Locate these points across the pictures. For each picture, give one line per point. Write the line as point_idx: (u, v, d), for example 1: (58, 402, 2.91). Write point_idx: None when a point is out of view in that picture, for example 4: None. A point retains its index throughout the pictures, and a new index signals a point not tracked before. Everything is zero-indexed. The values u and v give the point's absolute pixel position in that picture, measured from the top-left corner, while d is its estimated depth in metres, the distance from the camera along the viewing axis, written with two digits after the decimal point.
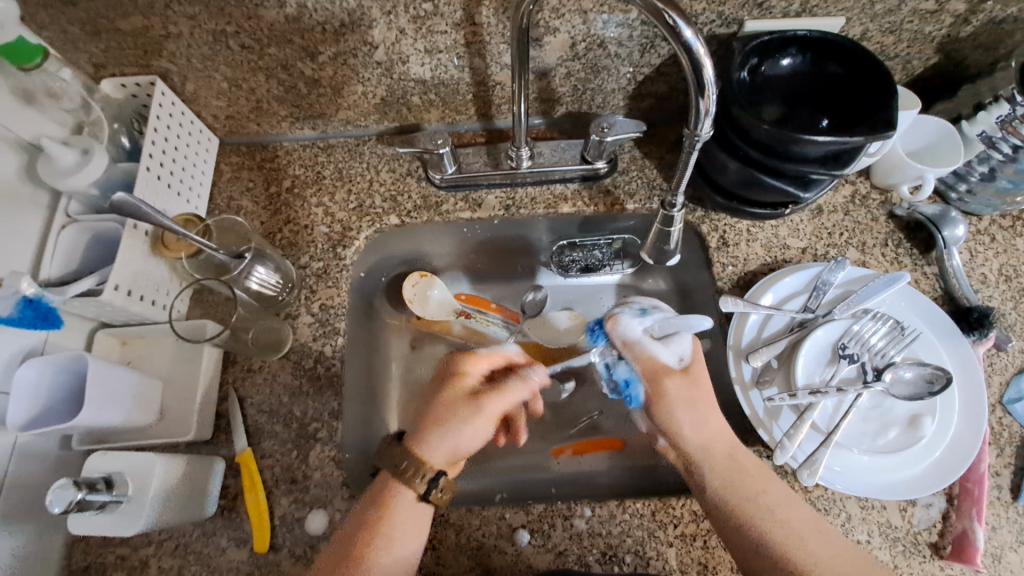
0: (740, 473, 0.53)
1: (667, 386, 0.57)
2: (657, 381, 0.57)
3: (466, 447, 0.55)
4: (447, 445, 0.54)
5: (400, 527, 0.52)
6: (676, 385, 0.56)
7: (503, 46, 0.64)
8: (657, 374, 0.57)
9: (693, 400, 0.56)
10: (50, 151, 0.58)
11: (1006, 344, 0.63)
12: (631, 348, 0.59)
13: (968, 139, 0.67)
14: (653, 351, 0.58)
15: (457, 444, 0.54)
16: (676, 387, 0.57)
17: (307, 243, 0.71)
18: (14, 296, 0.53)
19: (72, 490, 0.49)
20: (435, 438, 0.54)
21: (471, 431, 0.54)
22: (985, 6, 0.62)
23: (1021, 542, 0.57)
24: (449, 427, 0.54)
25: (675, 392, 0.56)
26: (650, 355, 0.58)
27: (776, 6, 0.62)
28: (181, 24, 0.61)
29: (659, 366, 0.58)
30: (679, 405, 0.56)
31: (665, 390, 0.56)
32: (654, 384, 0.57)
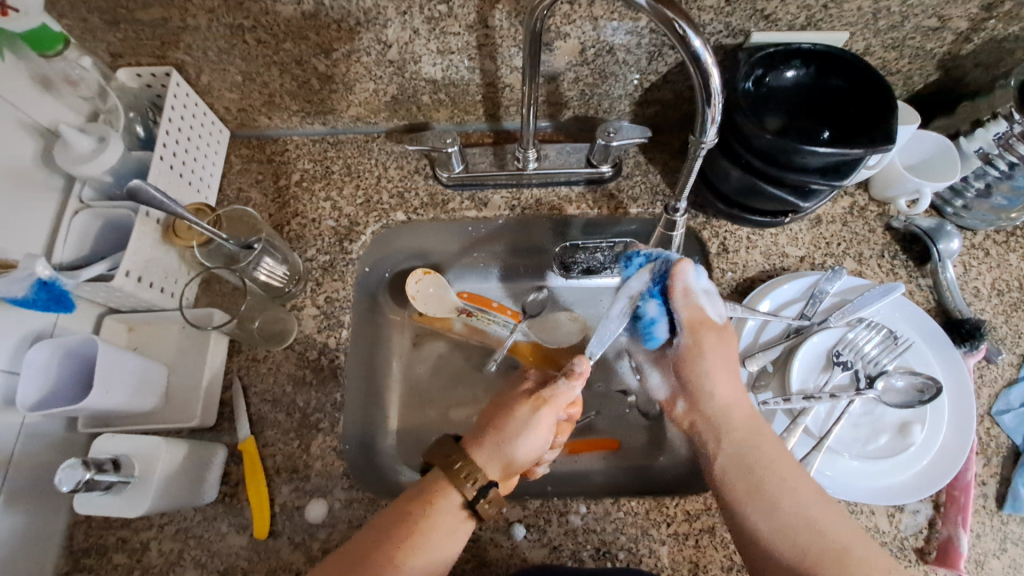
0: (754, 447, 0.54)
1: (705, 336, 0.59)
2: (699, 333, 0.59)
3: (522, 453, 0.54)
4: (507, 447, 0.54)
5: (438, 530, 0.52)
6: (714, 342, 0.59)
7: (514, 49, 0.66)
8: (702, 325, 0.59)
9: (722, 353, 0.58)
10: (67, 137, 0.59)
11: (996, 356, 0.65)
12: (686, 297, 0.59)
13: (965, 154, 0.68)
14: (704, 304, 0.59)
15: (512, 446, 0.54)
16: (713, 342, 0.59)
17: (315, 236, 0.72)
18: (31, 278, 0.53)
19: (81, 470, 0.49)
20: (492, 442, 0.54)
21: (526, 438, 0.54)
22: (987, 25, 0.64)
23: (1004, 550, 0.58)
24: (511, 425, 0.54)
25: (711, 344, 0.59)
26: (700, 307, 0.59)
27: (782, 19, 0.63)
28: (200, 16, 0.62)
29: (702, 319, 0.59)
30: (705, 357, 0.58)
31: (703, 340, 0.58)
32: (693, 333, 0.59)
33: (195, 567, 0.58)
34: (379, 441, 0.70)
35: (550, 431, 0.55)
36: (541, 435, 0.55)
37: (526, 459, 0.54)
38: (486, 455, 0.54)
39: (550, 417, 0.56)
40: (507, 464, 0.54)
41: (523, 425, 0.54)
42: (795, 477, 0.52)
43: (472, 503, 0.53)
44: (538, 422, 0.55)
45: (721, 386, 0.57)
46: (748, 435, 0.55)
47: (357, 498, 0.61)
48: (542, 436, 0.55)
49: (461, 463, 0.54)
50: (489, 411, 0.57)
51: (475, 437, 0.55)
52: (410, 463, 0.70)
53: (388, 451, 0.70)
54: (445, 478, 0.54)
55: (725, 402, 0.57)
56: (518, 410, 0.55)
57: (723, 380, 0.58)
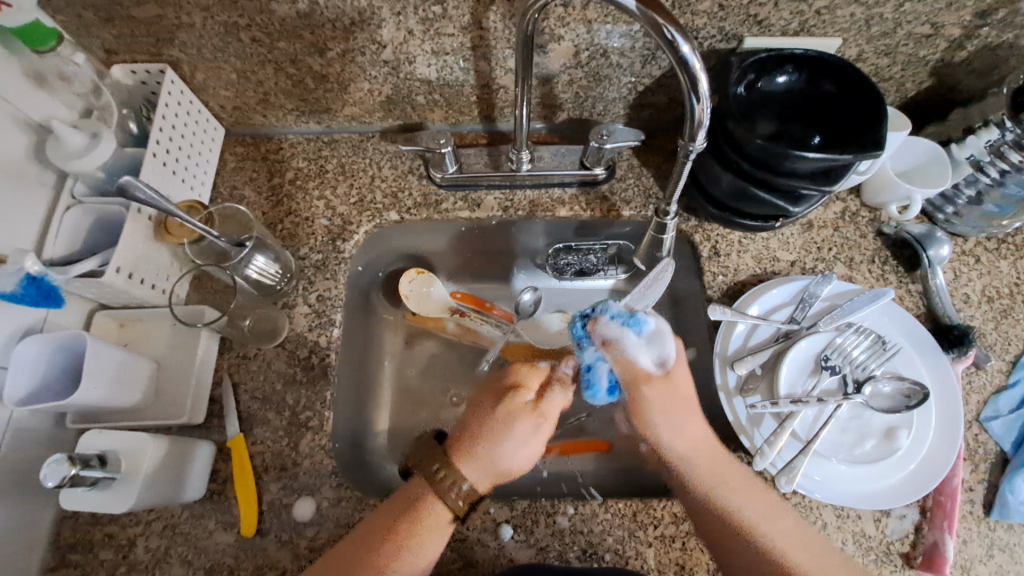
0: (722, 476, 0.55)
1: (646, 391, 0.56)
2: (637, 386, 0.56)
3: (517, 463, 0.54)
4: (495, 458, 0.53)
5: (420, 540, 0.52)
6: (659, 390, 0.56)
7: (508, 51, 0.66)
8: (636, 380, 0.56)
9: (676, 410, 0.56)
10: (60, 133, 0.59)
11: (985, 363, 0.65)
12: (611, 350, 0.56)
13: (957, 161, 0.69)
14: (633, 355, 0.56)
15: (501, 457, 0.53)
16: (660, 394, 0.56)
17: (307, 235, 0.72)
18: (19, 273, 0.54)
19: (65, 465, 0.50)
20: (488, 457, 0.53)
21: (518, 445, 0.54)
22: (980, 32, 0.64)
23: (992, 556, 0.59)
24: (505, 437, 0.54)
25: (653, 400, 0.56)
26: (629, 359, 0.56)
27: (775, 24, 0.63)
28: (195, 14, 0.62)
29: (638, 372, 0.56)
30: (659, 412, 0.56)
31: (644, 396, 0.56)
32: (632, 390, 0.56)
33: (181, 564, 0.58)
34: (370, 439, 0.70)
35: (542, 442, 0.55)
36: (534, 449, 0.55)
37: (515, 472, 0.55)
38: (475, 471, 0.53)
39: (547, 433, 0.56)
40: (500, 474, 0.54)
41: (521, 436, 0.54)
42: (747, 502, 0.54)
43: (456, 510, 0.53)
44: (536, 436, 0.55)
45: (676, 434, 0.56)
46: (710, 471, 0.55)
47: (345, 497, 0.61)
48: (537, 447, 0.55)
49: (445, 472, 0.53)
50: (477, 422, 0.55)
51: (466, 453, 0.53)
52: (400, 462, 0.70)
53: (378, 450, 0.70)
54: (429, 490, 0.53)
55: (681, 449, 0.56)
56: (520, 426, 0.54)
57: (681, 427, 0.56)
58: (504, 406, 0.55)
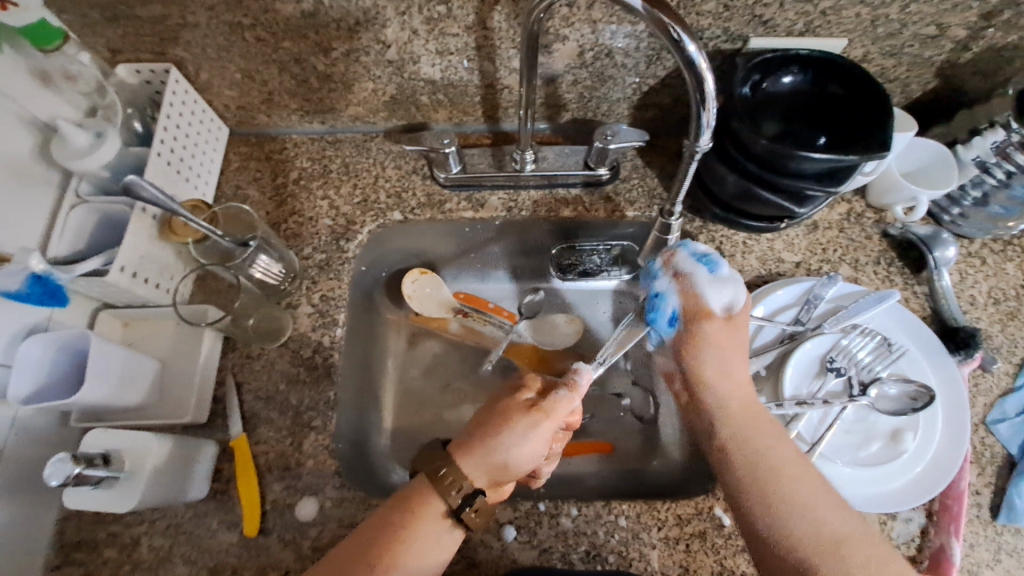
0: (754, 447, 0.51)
1: (704, 327, 0.56)
2: (696, 322, 0.57)
3: (516, 460, 0.52)
4: (489, 451, 0.52)
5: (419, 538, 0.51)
6: (719, 326, 0.56)
7: (513, 51, 0.66)
8: (698, 314, 0.57)
9: (729, 347, 0.56)
10: (65, 132, 0.60)
11: (991, 365, 0.65)
12: (680, 281, 0.58)
13: (962, 162, 0.69)
14: (705, 293, 0.57)
15: (497, 449, 0.53)
16: (718, 331, 0.56)
17: (311, 235, 0.72)
18: (25, 272, 0.54)
19: (70, 464, 0.49)
20: (482, 449, 0.53)
21: (514, 441, 0.53)
22: (985, 34, 0.64)
23: (998, 560, 0.58)
24: (503, 435, 0.53)
25: (714, 334, 0.56)
26: (697, 292, 0.57)
27: (780, 25, 0.63)
28: (199, 14, 0.62)
29: (705, 308, 0.56)
30: (713, 347, 0.56)
31: (702, 331, 0.56)
32: (691, 324, 0.57)
33: (184, 564, 0.58)
34: (373, 440, 0.70)
35: (547, 442, 0.54)
36: (530, 447, 0.53)
37: (515, 471, 0.53)
38: (472, 464, 0.52)
39: (547, 431, 0.54)
40: (502, 468, 0.53)
41: (518, 430, 0.53)
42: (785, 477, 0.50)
43: (457, 511, 0.51)
44: (536, 434, 0.54)
45: (724, 380, 0.55)
46: (756, 445, 0.52)
47: (348, 497, 0.60)
48: (540, 446, 0.54)
49: (446, 469, 0.53)
50: (481, 415, 0.56)
51: (464, 445, 0.53)
52: (403, 463, 0.70)
53: (381, 450, 0.70)
54: (428, 486, 0.52)
55: (728, 391, 0.54)
56: (517, 420, 0.54)
57: (729, 369, 0.55)
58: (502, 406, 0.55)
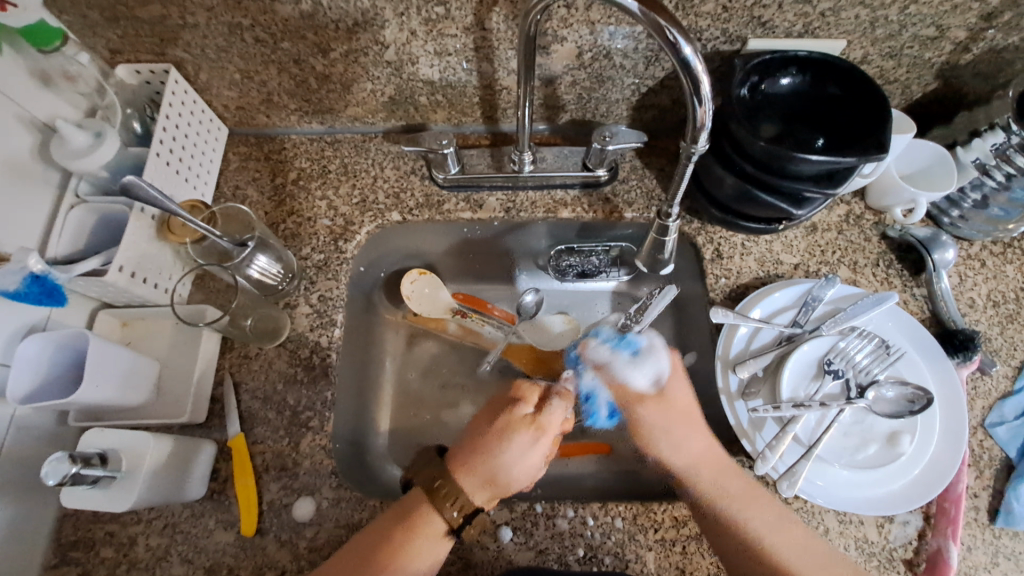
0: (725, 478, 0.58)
1: (643, 411, 0.63)
2: (633, 407, 0.63)
3: (513, 470, 0.55)
4: (491, 465, 0.54)
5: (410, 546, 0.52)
6: (652, 410, 0.62)
7: (511, 52, 0.66)
8: (632, 400, 0.64)
9: (675, 423, 0.62)
10: (64, 132, 0.60)
11: (991, 368, 0.64)
12: (602, 372, 0.65)
13: (962, 164, 0.68)
14: (628, 376, 0.64)
15: (498, 464, 0.54)
16: (656, 407, 0.62)
17: (310, 235, 0.72)
18: (23, 272, 0.54)
19: (67, 463, 0.50)
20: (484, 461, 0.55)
21: (514, 456, 0.55)
22: (986, 35, 0.64)
23: (996, 563, 0.58)
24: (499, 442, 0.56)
25: (652, 418, 0.62)
26: (624, 380, 0.64)
27: (779, 26, 0.63)
28: (199, 14, 0.62)
29: (634, 393, 0.64)
30: (661, 433, 0.62)
31: (642, 416, 0.63)
32: (629, 411, 0.64)
33: (181, 563, 0.59)
34: (370, 439, 0.70)
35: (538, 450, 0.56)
36: (531, 461, 0.56)
37: (515, 486, 0.55)
38: (472, 480, 0.54)
39: (547, 445, 0.57)
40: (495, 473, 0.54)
41: (518, 446, 0.56)
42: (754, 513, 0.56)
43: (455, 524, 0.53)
44: (532, 445, 0.56)
45: (676, 451, 0.60)
46: (719, 486, 0.57)
47: (345, 497, 0.61)
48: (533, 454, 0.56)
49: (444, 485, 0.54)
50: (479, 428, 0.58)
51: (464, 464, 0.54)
52: (401, 464, 0.70)
53: (378, 450, 0.70)
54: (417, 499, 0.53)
55: (687, 462, 0.59)
56: (518, 436, 0.56)
57: (681, 443, 0.61)
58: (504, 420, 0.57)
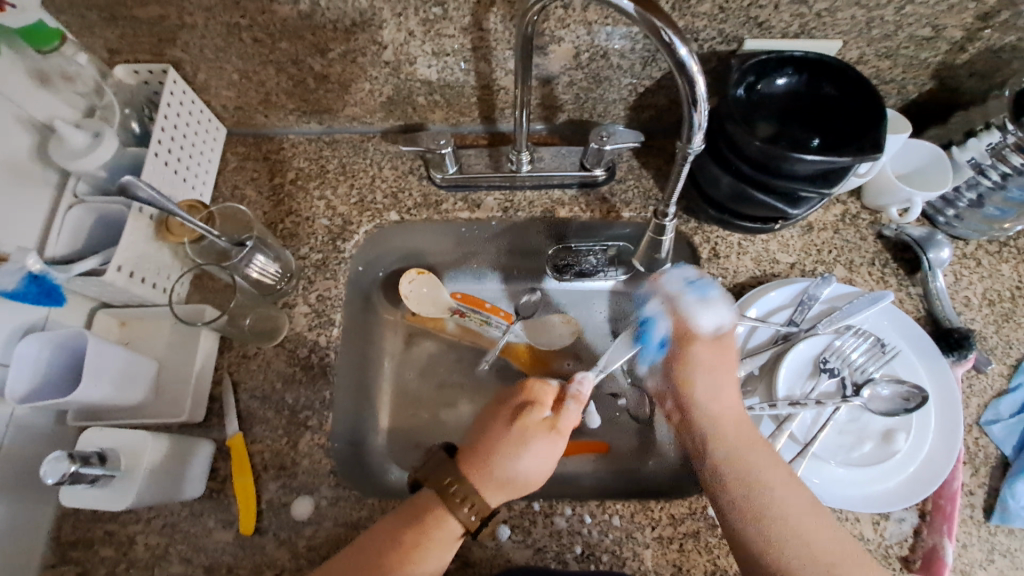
0: (750, 446, 0.56)
1: (693, 350, 0.62)
2: (685, 345, 0.63)
3: (531, 476, 0.54)
4: (509, 476, 0.53)
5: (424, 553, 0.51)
6: (703, 349, 0.62)
7: (508, 52, 0.66)
8: (686, 338, 0.63)
9: (720, 368, 0.61)
10: (62, 132, 0.60)
11: (985, 366, 0.65)
12: (672, 303, 0.65)
13: (958, 164, 0.69)
14: (693, 314, 0.63)
15: (515, 474, 0.54)
16: (705, 349, 0.62)
17: (308, 235, 0.73)
18: (21, 272, 0.54)
19: (66, 462, 0.50)
20: (498, 467, 0.54)
21: (532, 464, 0.54)
22: (981, 35, 0.64)
23: (992, 560, 0.58)
24: (511, 446, 0.55)
25: (702, 356, 0.62)
26: (688, 317, 0.63)
27: (775, 27, 0.64)
28: (197, 15, 0.62)
29: (693, 329, 0.63)
30: (704, 369, 0.61)
31: (691, 354, 0.62)
32: (681, 348, 0.63)
33: (180, 562, 0.59)
34: (369, 439, 0.70)
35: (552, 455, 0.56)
36: (548, 465, 0.56)
37: (532, 485, 0.55)
38: (490, 488, 0.53)
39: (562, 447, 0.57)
40: (509, 476, 0.54)
41: (536, 452, 0.55)
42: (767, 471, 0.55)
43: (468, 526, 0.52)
44: (550, 451, 0.56)
45: (713, 398, 0.60)
46: (740, 441, 0.57)
47: (343, 496, 0.61)
48: (547, 458, 0.55)
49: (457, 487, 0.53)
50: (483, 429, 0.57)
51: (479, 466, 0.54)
52: (399, 463, 0.70)
53: (377, 449, 0.70)
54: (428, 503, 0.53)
55: (716, 412, 0.59)
56: (536, 440, 0.55)
57: (717, 389, 0.60)
58: (518, 423, 0.56)
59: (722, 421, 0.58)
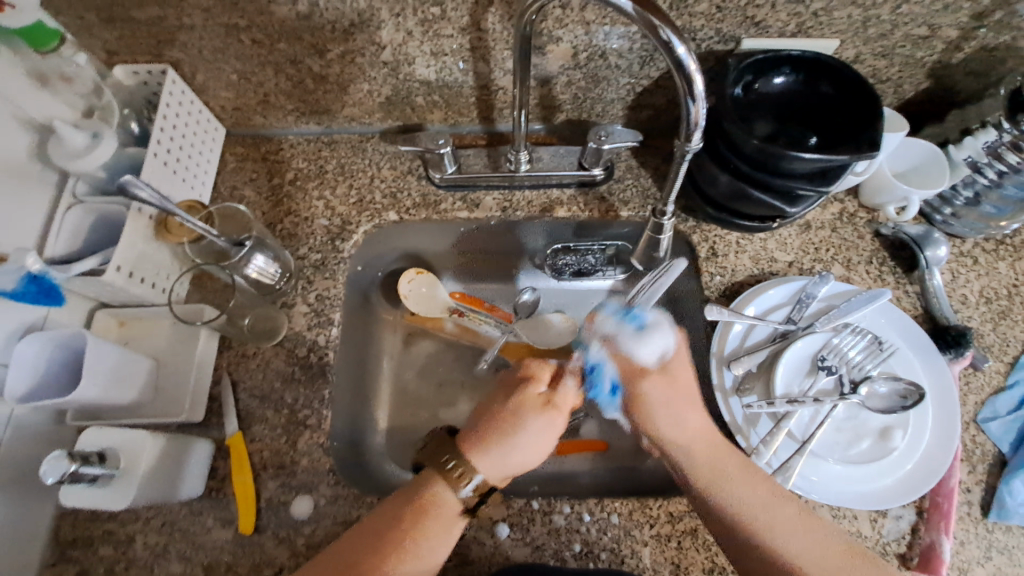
0: (722, 465, 0.54)
1: (645, 387, 0.58)
2: (636, 382, 0.58)
3: (526, 455, 0.54)
4: (507, 450, 0.53)
5: (427, 542, 0.50)
6: (656, 383, 0.57)
7: (506, 52, 0.67)
8: (635, 374, 0.58)
9: (677, 397, 0.57)
10: (62, 133, 0.60)
11: (983, 363, 0.65)
12: (608, 344, 0.61)
13: (954, 162, 0.70)
14: (629, 349, 0.60)
15: (513, 449, 0.53)
16: (658, 383, 0.58)
17: (307, 235, 0.73)
18: (20, 271, 0.54)
19: (65, 461, 0.50)
20: (495, 447, 0.53)
21: (530, 435, 0.54)
22: (977, 34, 0.64)
23: (989, 558, 0.58)
24: (507, 424, 0.54)
25: (654, 391, 0.57)
26: (628, 354, 0.60)
27: (772, 26, 0.64)
28: (196, 15, 0.63)
29: (637, 366, 0.59)
30: (661, 405, 0.57)
31: (644, 392, 0.57)
32: (632, 385, 0.58)
33: (179, 561, 0.59)
34: (368, 438, 0.70)
35: (548, 435, 0.55)
36: (546, 441, 0.55)
37: (528, 465, 0.55)
38: (489, 464, 0.53)
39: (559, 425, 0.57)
40: (505, 454, 0.53)
41: (533, 427, 0.55)
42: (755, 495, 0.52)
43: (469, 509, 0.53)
44: (547, 429, 0.55)
45: (673, 426, 0.56)
46: (715, 467, 0.53)
47: (342, 495, 0.61)
48: (543, 439, 0.55)
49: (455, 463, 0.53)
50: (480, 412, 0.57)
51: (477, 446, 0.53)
52: (398, 462, 0.70)
53: (376, 449, 0.71)
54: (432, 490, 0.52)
55: (678, 438, 0.55)
56: (530, 418, 0.55)
57: (681, 418, 0.56)
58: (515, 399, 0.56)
59: (695, 451, 0.55)
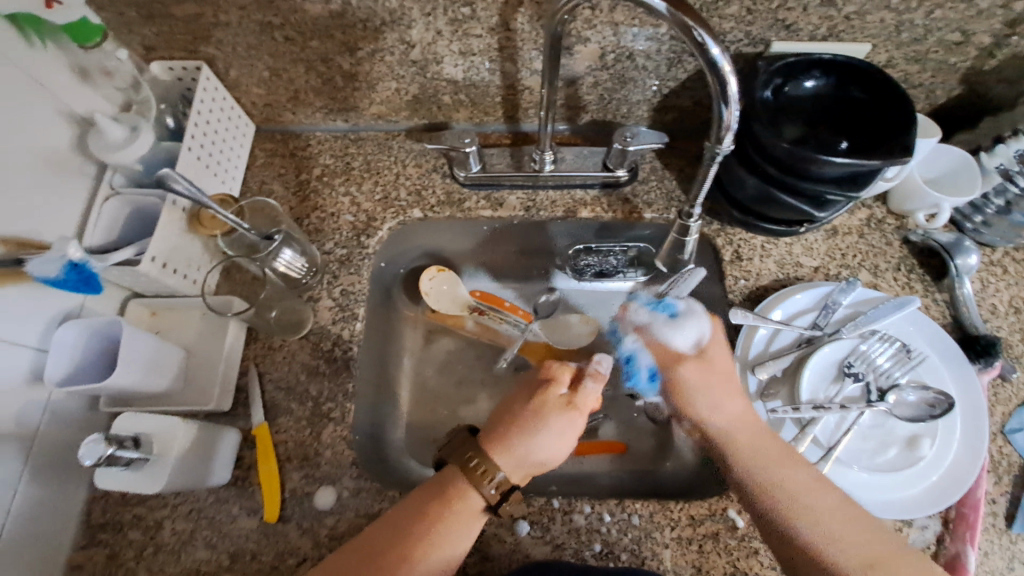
0: (762, 446, 0.54)
1: (682, 371, 0.59)
2: (672, 368, 0.60)
3: (548, 454, 0.54)
4: (528, 448, 0.53)
5: (449, 532, 0.51)
6: (694, 368, 0.59)
7: (534, 52, 0.67)
8: (672, 361, 0.60)
9: (714, 383, 0.58)
10: (102, 126, 0.62)
11: (1011, 373, 0.64)
12: (641, 334, 0.63)
13: (987, 170, 0.68)
14: (665, 336, 0.61)
15: (535, 447, 0.53)
16: (697, 372, 0.59)
17: (333, 230, 0.74)
18: (62, 259, 0.54)
19: (102, 445, 0.51)
20: (515, 445, 0.53)
21: (551, 435, 0.54)
22: (1012, 40, 0.63)
23: (1014, 570, 0.58)
24: (528, 423, 0.54)
25: (691, 376, 0.59)
26: (663, 342, 0.62)
27: (802, 29, 0.63)
28: (231, 13, 0.64)
29: (672, 352, 0.61)
30: (698, 391, 0.58)
31: (680, 376, 0.59)
32: (669, 371, 0.60)
33: (205, 548, 0.60)
34: (389, 433, 0.71)
35: (570, 433, 0.55)
36: (568, 440, 0.55)
37: (551, 463, 0.54)
38: (511, 461, 0.53)
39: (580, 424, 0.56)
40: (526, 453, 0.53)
41: (555, 426, 0.55)
42: (790, 475, 0.52)
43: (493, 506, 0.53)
44: (568, 428, 0.55)
45: (716, 411, 0.57)
46: (756, 446, 0.54)
47: (365, 487, 0.62)
48: (564, 438, 0.55)
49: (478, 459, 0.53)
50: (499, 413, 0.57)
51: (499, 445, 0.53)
52: (418, 458, 0.71)
53: (396, 444, 0.71)
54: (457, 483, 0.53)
55: (724, 423, 0.57)
56: (550, 417, 0.55)
57: (719, 403, 0.58)
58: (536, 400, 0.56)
59: (737, 434, 0.56)
